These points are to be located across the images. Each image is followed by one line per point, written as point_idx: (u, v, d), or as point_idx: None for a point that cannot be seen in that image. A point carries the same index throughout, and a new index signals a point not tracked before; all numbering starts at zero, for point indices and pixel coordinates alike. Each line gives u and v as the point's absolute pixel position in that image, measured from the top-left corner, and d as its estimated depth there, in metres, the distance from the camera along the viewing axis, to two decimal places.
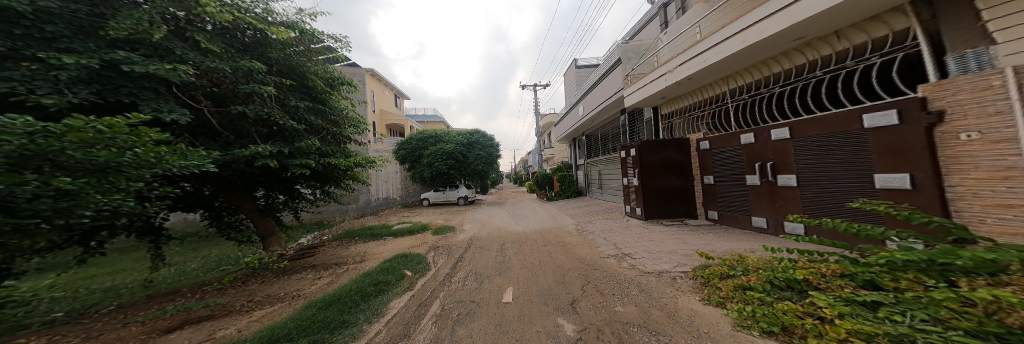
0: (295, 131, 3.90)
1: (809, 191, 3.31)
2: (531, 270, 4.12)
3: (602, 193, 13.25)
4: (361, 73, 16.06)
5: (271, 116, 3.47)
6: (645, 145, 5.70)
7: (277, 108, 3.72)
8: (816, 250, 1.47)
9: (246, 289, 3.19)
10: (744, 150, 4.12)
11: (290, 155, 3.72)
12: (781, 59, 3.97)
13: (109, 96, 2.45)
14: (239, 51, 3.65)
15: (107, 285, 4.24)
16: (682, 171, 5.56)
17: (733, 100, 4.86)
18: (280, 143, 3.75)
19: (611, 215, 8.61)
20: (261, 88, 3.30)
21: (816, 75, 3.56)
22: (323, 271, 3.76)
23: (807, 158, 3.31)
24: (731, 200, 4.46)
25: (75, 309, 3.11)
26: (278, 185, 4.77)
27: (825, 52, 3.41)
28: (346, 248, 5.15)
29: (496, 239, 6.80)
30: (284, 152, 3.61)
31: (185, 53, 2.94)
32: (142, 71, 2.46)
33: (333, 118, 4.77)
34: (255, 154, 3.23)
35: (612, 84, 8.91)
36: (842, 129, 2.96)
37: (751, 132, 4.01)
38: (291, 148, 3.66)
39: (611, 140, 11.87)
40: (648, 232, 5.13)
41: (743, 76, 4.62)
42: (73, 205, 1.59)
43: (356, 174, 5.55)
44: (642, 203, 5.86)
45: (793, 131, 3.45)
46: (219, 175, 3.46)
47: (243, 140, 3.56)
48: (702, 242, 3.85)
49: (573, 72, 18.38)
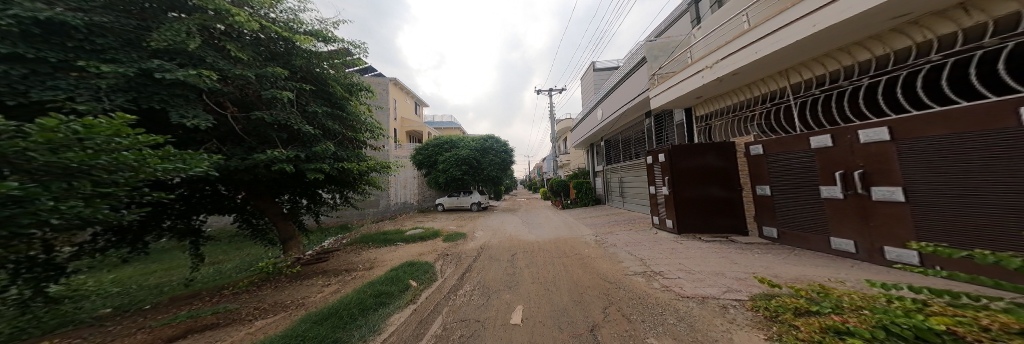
0: (313, 136, 3.94)
1: (925, 209, 2.58)
2: (543, 285, 3.77)
3: (622, 201, 12.54)
4: (384, 82, 16.73)
5: (290, 122, 3.50)
6: (677, 151, 5.46)
7: (297, 113, 3.78)
8: (961, 293, 0.99)
9: (257, 294, 3.16)
10: (818, 155, 3.48)
11: (308, 160, 3.74)
12: (868, 45, 3.15)
13: (143, 103, 2.54)
14: (267, 60, 3.76)
15: (157, 281, 4.51)
16: (723, 181, 5.20)
17: (796, 96, 4.11)
18: (300, 148, 3.79)
19: (634, 226, 8.00)
20: (281, 94, 3.33)
21: (930, 60, 2.71)
22: (332, 278, 3.69)
23: (921, 166, 2.58)
24: (797, 216, 3.83)
25: (123, 306, 3.23)
26: (302, 190, 4.87)
27: (944, 30, 2.60)
28: (358, 253, 5.11)
29: (509, 248, 6.48)
30: (302, 157, 3.65)
31: (215, 61, 3.05)
32: (171, 78, 2.51)
33: (351, 123, 4.83)
34: (274, 159, 3.25)
35: (635, 85, 8.43)
36: (984, 128, 2.22)
37: (827, 134, 3.36)
38: (308, 153, 3.69)
39: (634, 145, 11.23)
40: (682, 249, 4.59)
41: (809, 70, 3.82)
42: (21, 214, 1.31)
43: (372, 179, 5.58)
44: (676, 215, 5.53)
45: (896, 131, 2.74)
46: (243, 180, 3.54)
47: (266, 146, 3.64)
48: (756, 265, 3.31)
49: (591, 75, 17.91)
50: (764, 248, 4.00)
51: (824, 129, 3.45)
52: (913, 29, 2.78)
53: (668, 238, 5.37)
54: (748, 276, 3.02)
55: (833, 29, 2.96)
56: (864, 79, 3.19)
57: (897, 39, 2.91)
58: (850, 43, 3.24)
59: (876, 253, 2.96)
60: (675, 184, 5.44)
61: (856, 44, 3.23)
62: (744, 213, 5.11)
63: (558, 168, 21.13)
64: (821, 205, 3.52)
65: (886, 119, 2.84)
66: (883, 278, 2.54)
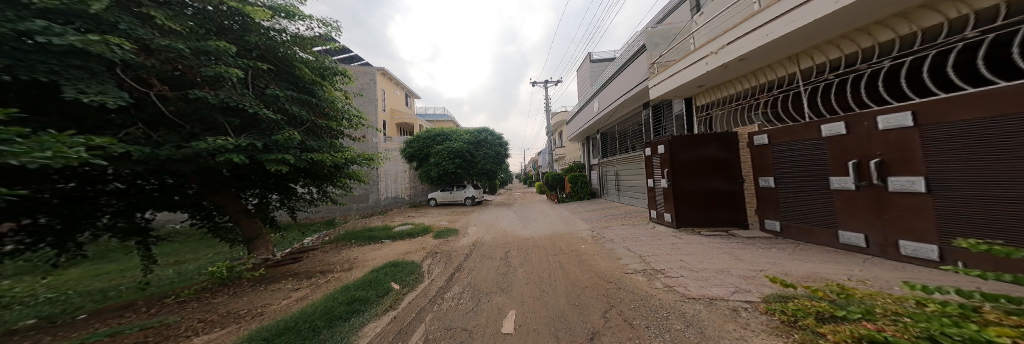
0: (275, 123, 3.56)
1: (949, 200, 2.40)
2: (538, 286, 3.56)
3: (618, 195, 12.44)
4: (372, 72, 15.92)
5: (241, 105, 3.09)
6: (679, 141, 5.23)
7: (251, 96, 3.40)
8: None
9: (210, 302, 2.82)
10: (829, 144, 3.30)
11: (268, 149, 3.37)
12: (894, 22, 2.82)
13: (22, 73, 2.01)
14: (210, 34, 3.29)
15: (99, 286, 3.94)
16: (724, 173, 5.03)
17: (807, 82, 3.81)
18: (256, 136, 3.40)
19: (631, 220, 7.87)
20: (226, 71, 2.92)
21: (964, 37, 2.32)
22: (304, 281, 3.43)
23: (946, 153, 2.40)
24: (802, 208, 3.66)
25: (55, 315, 2.75)
26: (271, 184, 4.49)
27: (985, 2, 2.25)
28: (337, 253, 4.76)
29: (503, 245, 6.24)
30: (260, 145, 3.28)
31: (134, 29, 2.60)
32: (56, 42, 2.02)
33: (322, 111, 4.44)
34: (219, 148, 2.85)
35: (633, 74, 8.18)
36: (1017, 111, 2.03)
37: (840, 121, 3.17)
38: (267, 141, 3.32)
39: (631, 138, 11.04)
40: (683, 245, 4.45)
41: (826, 53, 3.52)
42: None
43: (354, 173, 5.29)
44: (676, 208, 5.33)
45: (920, 116, 2.55)
46: (189, 172, 3.10)
47: (212, 133, 3.21)
48: (762, 262, 3.11)
49: (587, 67, 17.58)
50: (761, 243, 3.85)
51: (837, 116, 3.25)
52: (945, 5, 2.46)
53: (667, 234, 5.27)
54: (755, 275, 2.82)
55: (855, 6, 2.68)
56: (886, 60, 2.86)
57: (927, 15, 2.58)
58: (873, 21, 2.92)
59: (889, 247, 2.83)
60: (676, 176, 5.24)
61: (879, 23, 2.91)
62: (743, 205, 4.97)
63: (553, 162, 20.82)
64: (827, 197, 3.37)
65: (908, 104, 2.65)
66: (894, 275, 2.36)
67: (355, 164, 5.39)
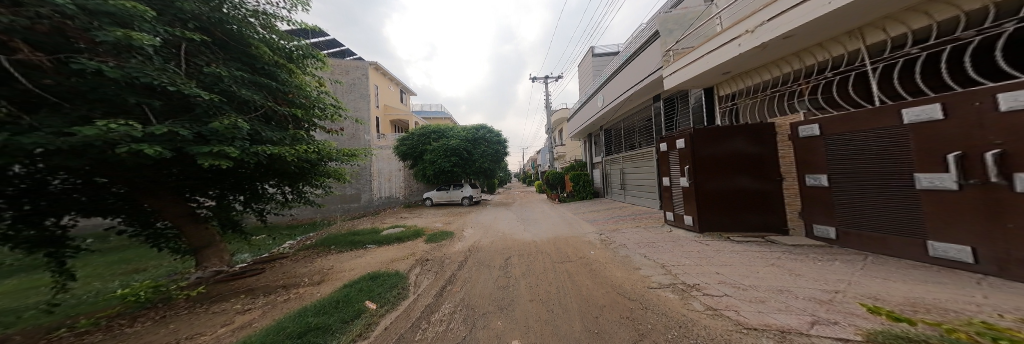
0: (214, 106, 3.03)
1: None
2: (545, 304, 2.97)
3: (623, 195, 11.91)
4: (363, 67, 15.10)
5: (158, 83, 2.52)
6: (701, 135, 4.69)
7: (178, 73, 2.88)
8: None
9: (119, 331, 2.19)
10: (913, 132, 2.54)
11: (202, 139, 2.82)
12: None
13: None
14: None
15: (11, 305, 3.26)
16: (755, 170, 4.41)
17: (873, 62, 3.15)
18: (188, 123, 2.82)
19: (643, 222, 7.26)
20: (134, 38, 2.34)
21: None
22: (257, 299, 2.78)
23: None
24: (869, 212, 2.98)
25: None
26: (230, 179, 3.97)
27: None
28: (309, 262, 4.14)
29: (500, 253, 5.58)
30: (192, 134, 2.71)
31: None
32: None
33: (282, 97, 3.98)
34: (125, 138, 2.28)
35: (644, 64, 7.67)
36: None
37: (937, 101, 2.36)
38: (201, 129, 2.76)
39: (638, 134, 10.51)
40: (712, 253, 3.82)
41: (905, 22, 2.85)
42: None
43: (336, 172, 5.06)
44: (699, 210, 4.73)
45: None
46: (102, 161, 2.43)
47: (121, 118, 2.58)
48: (830, 280, 2.47)
49: (590, 61, 16.94)
50: (807, 252, 3.23)
51: (933, 95, 2.44)
52: None
53: (690, 239, 4.69)
54: (833, 299, 2.18)
55: None
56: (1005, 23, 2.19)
57: None
58: None
59: (1013, 264, 2.00)
60: (698, 174, 4.66)
61: None
62: (779, 206, 4.31)
63: (553, 160, 20.09)
64: (902, 198, 2.67)
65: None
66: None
67: (332, 161, 4.89)
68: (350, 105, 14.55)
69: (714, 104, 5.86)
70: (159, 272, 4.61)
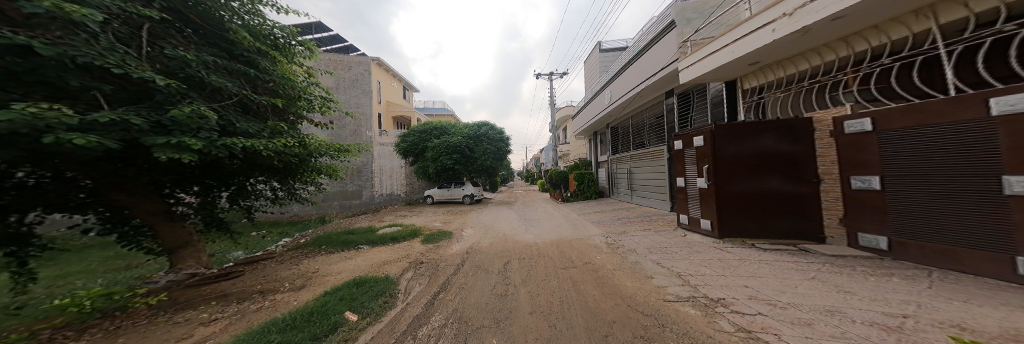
0: (178, 92, 2.74)
1: None
2: (545, 318, 2.61)
3: (630, 195, 11.49)
4: (366, 62, 14.94)
5: (102, 63, 2.19)
6: (720, 133, 4.42)
7: (134, 55, 2.58)
8: None
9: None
10: (1000, 125, 2.13)
11: (163, 129, 2.53)
12: None
13: None
14: None
15: None
16: (787, 170, 4.04)
17: (949, 44, 2.64)
18: (146, 110, 2.51)
19: (652, 225, 6.96)
20: (78, 12, 1.97)
21: None
22: (229, 307, 2.48)
23: None
24: (934, 219, 2.60)
25: None
26: (210, 175, 3.74)
27: None
28: (295, 265, 3.88)
29: (499, 257, 5.25)
30: (150, 124, 2.42)
31: None
32: None
33: (262, 86, 3.73)
34: (60, 125, 1.96)
35: (658, 56, 7.30)
36: None
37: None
38: (160, 117, 2.47)
39: (648, 132, 10.09)
40: (737, 263, 3.39)
41: None
42: None
43: (328, 169, 4.83)
44: (720, 212, 4.41)
45: None
46: (40, 153, 2.13)
47: (64, 102, 2.26)
48: (893, 301, 2.04)
49: (597, 57, 16.48)
50: (852, 265, 2.84)
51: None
52: None
53: (708, 246, 4.32)
54: (901, 326, 1.75)
55: None
56: None
57: None
58: None
59: None
60: (719, 174, 4.37)
61: None
62: (815, 211, 3.88)
63: (556, 158, 19.67)
64: (975, 200, 2.32)
65: None
66: None
67: (323, 157, 4.68)
68: (352, 101, 14.42)
69: (738, 99, 5.49)
70: (139, 271, 4.38)
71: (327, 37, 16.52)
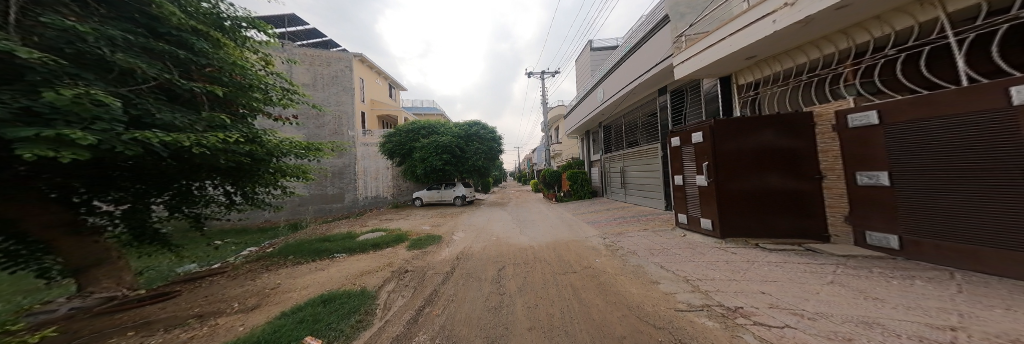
0: (61, 71, 2.16)
1: None
2: (547, 334, 2.27)
3: (624, 195, 11.43)
4: (348, 58, 14.16)
5: None
6: (722, 128, 4.27)
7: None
8: None
9: None
10: (1019, 117, 2.02)
11: (41, 119, 1.96)
12: None
13: None
14: None
15: None
16: (786, 167, 3.94)
17: (962, 32, 2.51)
18: (12, 94, 1.93)
19: (649, 225, 6.85)
20: None
21: None
22: (151, 339, 1.99)
23: None
24: (945, 216, 2.50)
25: None
26: (134, 179, 3.11)
27: None
28: (255, 282, 3.35)
29: (493, 263, 4.88)
30: (16, 111, 1.84)
31: None
32: None
33: (195, 72, 3.17)
34: None
35: (653, 52, 7.25)
36: None
37: None
38: (30, 102, 1.89)
39: (641, 131, 10.07)
40: (746, 266, 3.23)
41: None
42: None
43: (287, 168, 4.42)
44: (721, 211, 4.25)
45: None
46: None
47: None
48: (929, 309, 1.84)
49: (588, 56, 16.46)
50: (868, 266, 2.67)
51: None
52: None
53: (711, 246, 4.20)
54: (955, 341, 1.50)
55: None
56: None
57: None
58: None
59: None
60: (720, 172, 4.21)
61: None
62: (814, 208, 3.80)
63: (548, 158, 19.52)
64: (990, 196, 2.22)
65: None
66: None
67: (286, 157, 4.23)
68: (332, 98, 13.57)
69: (734, 95, 5.43)
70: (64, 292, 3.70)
71: (305, 30, 15.55)
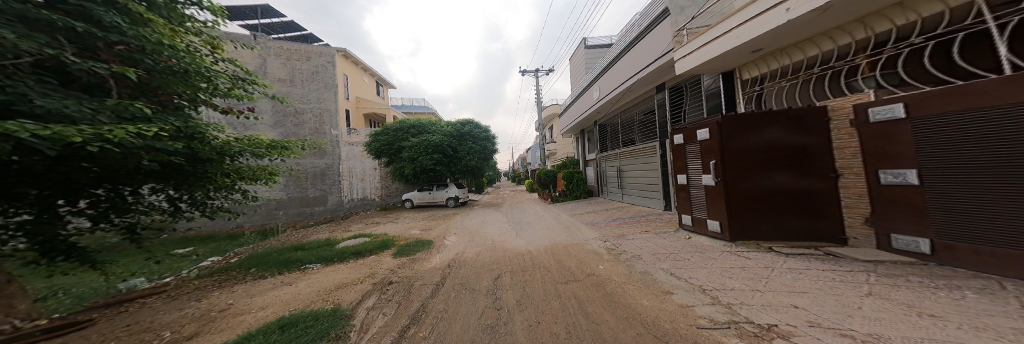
0: None
1: None
2: None
3: (621, 195, 11.26)
4: (330, 54, 13.44)
5: None
6: (730, 125, 4.04)
7: None
8: None
9: None
10: None
11: None
12: None
13: None
14: None
15: None
16: (798, 165, 3.71)
17: (1005, 15, 2.29)
18: None
19: (649, 227, 6.62)
20: None
21: None
22: None
23: None
24: (985, 218, 2.25)
25: None
26: (31, 182, 2.48)
27: None
28: (204, 305, 2.81)
29: (488, 271, 4.48)
30: None
31: None
32: None
33: (104, 48, 2.39)
34: None
35: (652, 47, 7.03)
36: None
37: None
38: None
39: (639, 129, 9.90)
40: (766, 274, 2.97)
41: None
42: None
43: (249, 170, 4.07)
44: (729, 212, 4.02)
45: None
46: None
47: None
48: (1002, 330, 1.55)
49: (582, 54, 16.27)
50: (901, 274, 2.40)
51: None
52: None
53: (721, 251, 3.96)
54: None
55: None
56: None
57: None
58: None
59: None
60: (727, 171, 3.99)
61: None
62: (829, 209, 3.58)
63: (543, 158, 19.25)
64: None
65: None
66: None
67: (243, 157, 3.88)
68: (312, 95, 12.76)
69: (740, 90, 5.26)
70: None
71: (285, 24, 14.75)
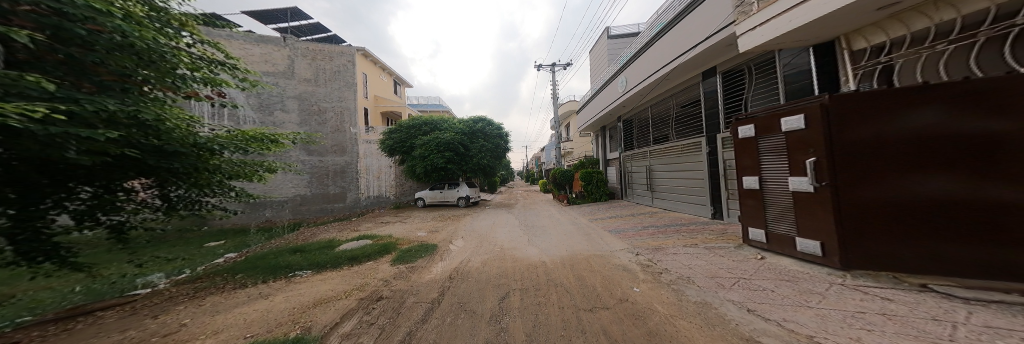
0: None
1: None
2: None
3: (650, 199, 9.88)
4: (351, 53, 13.63)
5: None
6: (835, 109, 3.11)
7: None
8: None
9: None
10: None
11: None
12: None
13: None
14: None
15: None
16: (974, 164, 2.43)
17: None
18: None
19: (696, 239, 5.42)
20: None
21: None
22: None
23: None
24: None
25: None
26: None
27: None
28: (155, 325, 2.29)
29: (494, 287, 3.71)
30: None
31: None
32: None
33: (16, 11, 2.04)
34: None
35: (702, 23, 5.85)
36: None
37: None
38: None
39: (677, 123, 8.53)
40: (945, 337, 1.83)
41: None
42: None
43: (241, 171, 3.70)
44: (838, 226, 3.05)
45: None
46: None
47: None
48: None
49: (605, 45, 14.92)
50: None
51: None
52: None
53: (825, 282, 2.88)
54: None
55: None
56: None
57: None
58: None
59: None
60: (831, 170, 3.10)
61: None
62: None
63: (559, 157, 18.12)
64: None
65: None
66: None
67: (231, 152, 3.51)
68: (335, 94, 12.97)
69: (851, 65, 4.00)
70: None
71: (310, 26, 15.32)
